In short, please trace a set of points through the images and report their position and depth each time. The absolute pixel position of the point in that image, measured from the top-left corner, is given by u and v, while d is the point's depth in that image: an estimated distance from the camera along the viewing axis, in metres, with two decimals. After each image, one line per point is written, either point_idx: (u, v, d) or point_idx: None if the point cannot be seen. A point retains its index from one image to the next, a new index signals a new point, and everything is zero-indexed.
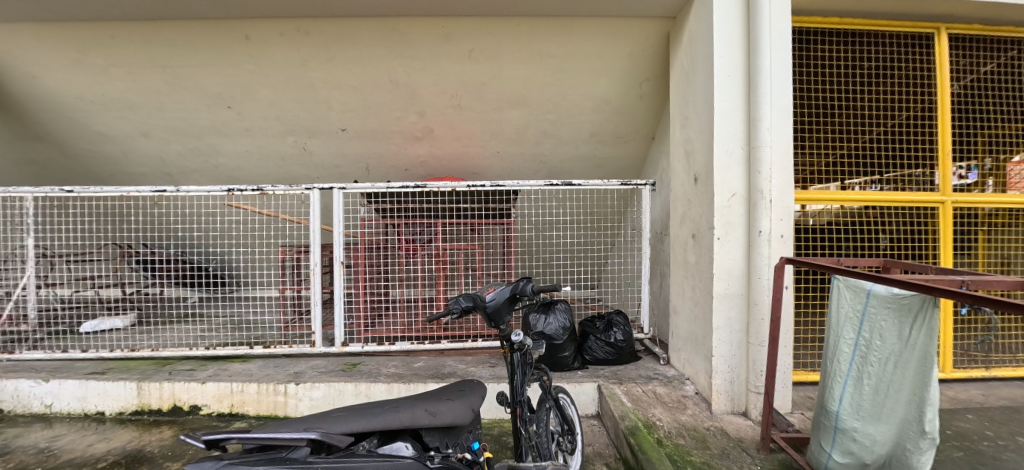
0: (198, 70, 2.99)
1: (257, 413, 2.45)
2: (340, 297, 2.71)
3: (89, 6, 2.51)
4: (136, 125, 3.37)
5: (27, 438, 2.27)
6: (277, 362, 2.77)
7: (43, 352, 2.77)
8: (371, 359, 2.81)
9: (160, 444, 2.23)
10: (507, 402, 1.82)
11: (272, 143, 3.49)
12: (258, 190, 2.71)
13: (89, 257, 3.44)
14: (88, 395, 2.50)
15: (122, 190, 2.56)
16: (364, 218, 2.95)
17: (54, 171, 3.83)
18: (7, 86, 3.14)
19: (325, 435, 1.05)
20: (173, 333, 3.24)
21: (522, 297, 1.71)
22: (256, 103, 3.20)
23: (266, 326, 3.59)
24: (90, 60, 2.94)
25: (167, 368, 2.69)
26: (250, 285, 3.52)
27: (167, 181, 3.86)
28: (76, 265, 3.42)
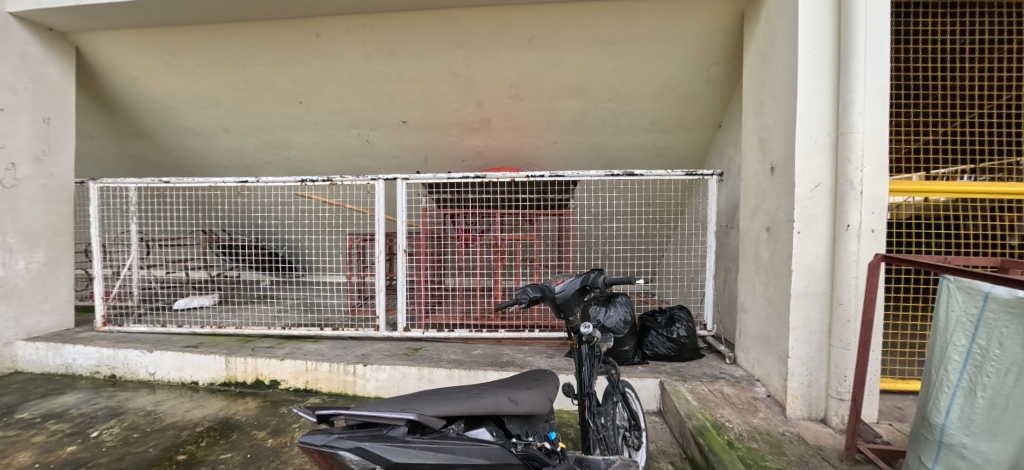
0: (273, 68, 3.17)
1: (328, 390, 2.63)
2: (403, 284, 2.81)
3: (181, 10, 2.73)
4: (218, 120, 3.64)
5: (137, 401, 2.60)
6: (344, 343, 2.94)
7: (146, 326, 3.09)
8: (431, 345, 2.91)
9: (246, 414, 2.49)
10: (573, 394, 1.82)
11: (338, 135, 3.67)
12: (327, 180, 2.83)
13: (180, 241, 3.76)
14: (184, 365, 2.78)
15: (210, 182, 2.81)
16: (426, 208, 3.04)
17: (149, 164, 4.25)
18: (112, 87, 3.49)
19: (423, 417, 1.11)
20: (252, 313, 3.49)
21: (591, 288, 1.70)
22: (324, 98, 3.35)
23: (333, 310, 3.79)
24: (180, 62, 3.21)
25: (250, 344, 2.94)
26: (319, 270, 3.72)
27: (244, 172, 4.17)
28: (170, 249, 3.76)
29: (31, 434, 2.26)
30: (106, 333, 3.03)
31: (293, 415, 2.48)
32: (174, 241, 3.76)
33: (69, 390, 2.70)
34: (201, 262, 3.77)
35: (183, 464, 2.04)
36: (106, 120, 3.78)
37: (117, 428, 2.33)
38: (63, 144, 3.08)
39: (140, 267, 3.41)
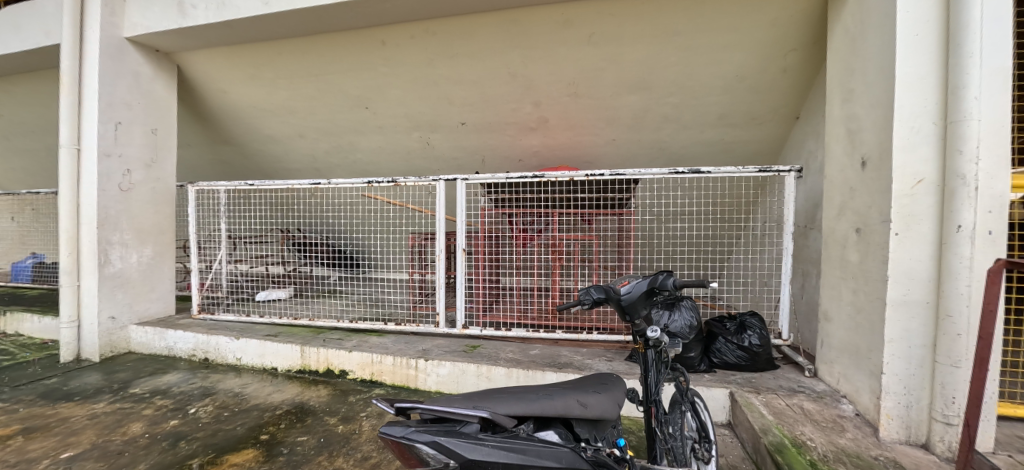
0: (343, 76, 3.37)
1: (392, 383, 2.80)
2: (462, 282, 2.88)
3: (265, 26, 2.98)
4: (294, 127, 3.95)
5: (227, 383, 2.91)
6: (406, 338, 3.10)
7: (233, 315, 3.41)
8: (489, 343, 2.98)
9: (319, 400, 2.69)
10: (639, 400, 1.77)
11: (400, 138, 3.84)
12: (390, 181, 2.99)
13: (262, 239, 4.12)
14: (265, 353, 3.06)
15: (289, 183, 3.07)
16: (483, 208, 3.10)
17: (235, 169, 4.70)
18: (206, 100, 3.89)
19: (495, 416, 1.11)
20: (323, 306, 3.75)
21: (659, 291, 1.63)
22: (388, 103, 3.51)
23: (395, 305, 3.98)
24: (262, 74, 3.50)
25: (321, 335, 3.18)
26: (383, 268, 3.92)
27: (315, 175, 4.49)
28: (254, 246, 4.14)
29: (142, 407, 2.62)
30: (201, 320, 3.39)
31: (360, 404, 2.64)
32: (256, 238, 4.12)
33: (171, 370, 3.06)
34: (279, 258, 4.10)
35: (267, 442, 2.25)
36: (201, 131, 4.23)
37: (211, 406, 2.62)
38: (166, 152, 3.47)
39: (229, 262, 3.78)
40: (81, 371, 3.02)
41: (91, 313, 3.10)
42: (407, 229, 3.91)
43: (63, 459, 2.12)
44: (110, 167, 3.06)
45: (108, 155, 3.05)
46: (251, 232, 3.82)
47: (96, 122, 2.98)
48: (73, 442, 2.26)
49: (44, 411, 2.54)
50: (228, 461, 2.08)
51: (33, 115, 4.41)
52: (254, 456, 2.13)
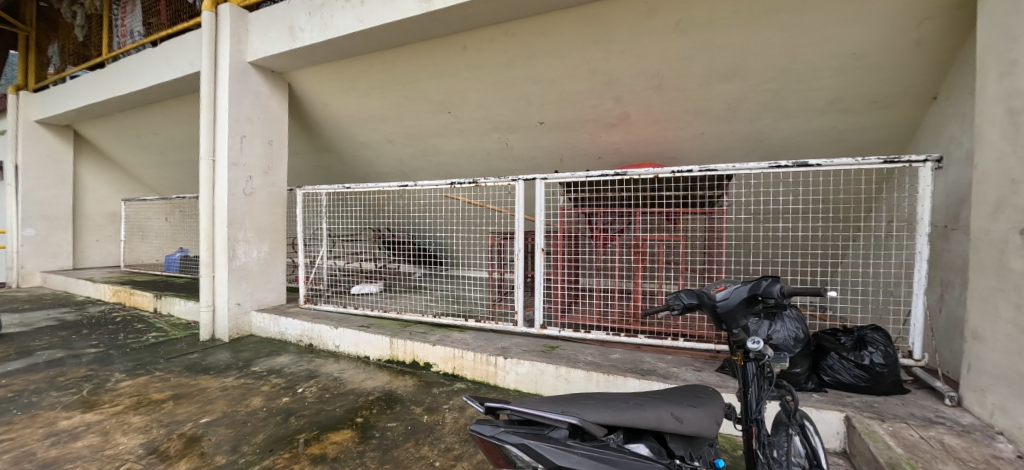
0: (428, 83, 3.60)
1: (473, 378, 2.95)
2: (541, 281, 3.02)
3: (360, 41, 3.27)
4: (384, 134, 4.30)
5: (329, 367, 3.25)
6: (487, 335, 3.29)
7: (332, 305, 3.80)
8: (568, 344, 3.01)
9: (406, 389, 2.90)
10: (736, 418, 1.59)
11: (479, 140, 4.03)
12: (473, 183, 3.33)
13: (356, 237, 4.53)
14: (360, 341, 3.40)
15: (381, 186, 3.40)
16: (563, 207, 3.20)
17: (333, 173, 5.22)
18: (311, 112, 4.35)
19: (584, 423, 1.07)
20: (409, 300, 4.03)
21: (764, 299, 1.47)
22: (469, 106, 3.69)
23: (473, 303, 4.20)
24: (356, 86, 3.83)
25: (407, 328, 3.47)
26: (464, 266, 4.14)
27: (401, 177, 4.84)
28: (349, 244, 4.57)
29: (261, 383, 3.01)
30: (307, 309, 3.81)
31: (443, 396, 2.79)
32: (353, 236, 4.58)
33: (284, 352, 3.48)
34: (371, 255, 4.52)
35: (362, 425, 2.46)
36: (306, 140, 4.75)
37: (315, 387, 2.94)
38: (279, 160, 3.94)
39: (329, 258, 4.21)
40: (216, 349, 3.55)
41: (223, 300, 3.62)
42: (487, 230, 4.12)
43: (203, 423, 2.51)
44: (237, 174, 3.55)
45: (235, 164, 3.54)
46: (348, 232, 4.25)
47: (228, 137, 3.48)
48: (210, 409, 2.68)
49: (190, 381, 3.04)
50: (330, 439, 2.31)
51: (180, 133, 5.28)
52: (351, 437, 2.34)
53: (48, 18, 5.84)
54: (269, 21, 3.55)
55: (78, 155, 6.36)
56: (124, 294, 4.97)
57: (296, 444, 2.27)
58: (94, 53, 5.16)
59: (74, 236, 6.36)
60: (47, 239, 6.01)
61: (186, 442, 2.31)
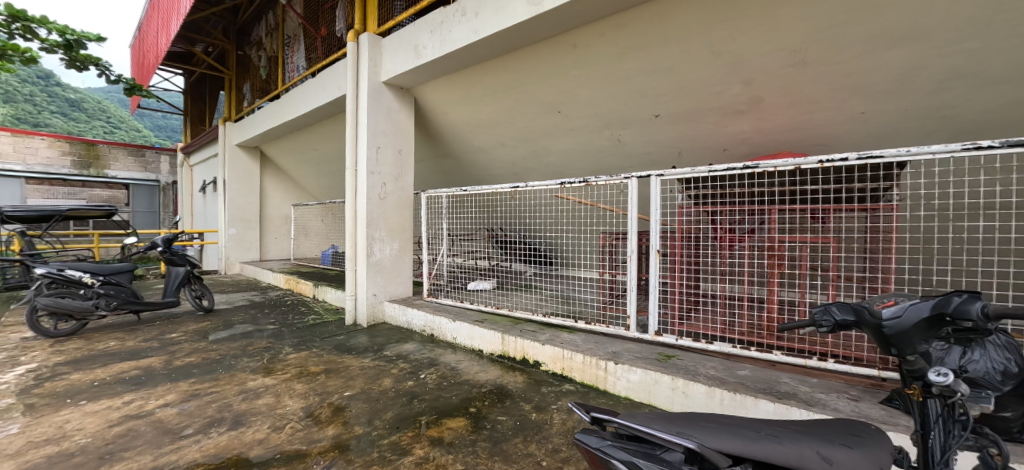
0: (539, 84, 3.80)
1: (581, 381, 2.92)
2: (657, 284, 2.86)
3: (478, 52, 3.56)
4: (499, 138, 4.63)
5: (448, 357, 3.53)
6: (596, 338, 3.23)
7: (451, 300, 4.16)
8: (687, 355, 2.79)
9: (516, 385, 2.98)
10: (908, 465, 1.23)
11: (592, 138, 4.16)
12: (583, 182, 3.31)
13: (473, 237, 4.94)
14: (475, 335, 3.62)
15: (495, 187, 3.64)
16: (681, 204, 3.00)
17: (451, 178, 5.73)
18: (434, 124, 4.82)
19: (703, 448, 0.93)
20: (520, 298, 4.22)
21: (959, 323, 1.05)
22: (580, 103, 3.82)
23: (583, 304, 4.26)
24: (474, 95, 4.17)
25: (518, 326, 3.60)
26: (574, 266, 4.26)
27: (514, 179, 5.20)
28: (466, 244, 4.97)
29: (390, 366, 3.38)
30: (429, 302, 4.21)
31: (552, 396, 2.79)
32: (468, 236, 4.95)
33: (409, 340, 3.87)
34: (485, 254, 4.86)
35: (475, 415, 2.58)
36: (430, 150, 5.30)
37: (435, 375, 3.18)
38: (407, 167, 4.40)
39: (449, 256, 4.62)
40: (357, 332, 4.11)
41: (362, 290, 4.19)
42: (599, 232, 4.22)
43: (345, 397, 2.91)
44: (374, 181, 4.07)
45: (373, 172, 4.06)
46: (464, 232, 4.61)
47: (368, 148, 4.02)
48: (352, 384, 3.09)
49: (336, 359, 3.56)
50: (446, 424, 2.48)
51: (332, 148, 6.25)
52: (464, 425, 2.47)
53: (241, 63, 7.47)
54: (398, 44, 4.01)
55: (264, 171, 7.93)
56: (293, 283, 6.06)
57: (418, 424, 2.49)
58: (271, 87, 6.45)
59: (260, 236, 7.96)
60: (243, 237, 7.65)
61: (333, 411, 2.71)
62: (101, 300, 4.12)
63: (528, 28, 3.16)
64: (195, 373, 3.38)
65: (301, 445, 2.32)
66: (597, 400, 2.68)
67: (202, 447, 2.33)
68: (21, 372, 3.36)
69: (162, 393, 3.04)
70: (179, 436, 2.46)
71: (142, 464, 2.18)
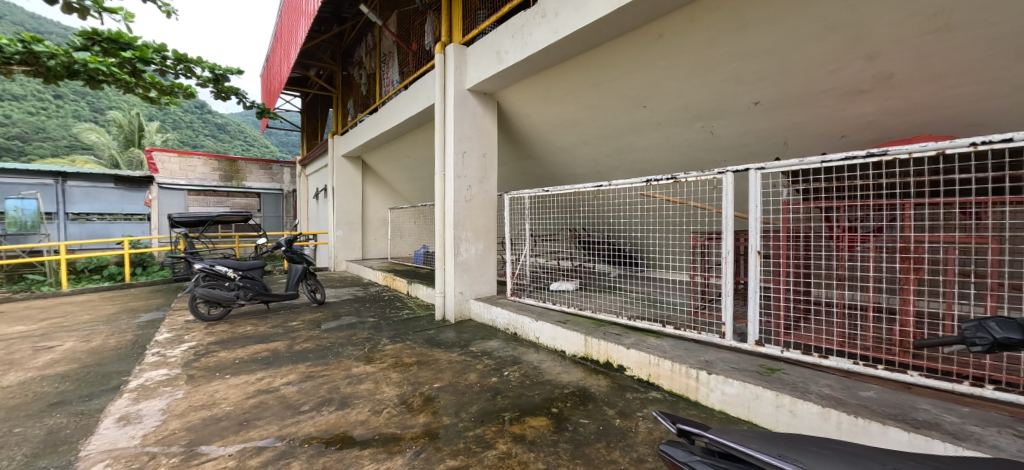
0: (622, 79, 3.70)
1: (670, 389, 2.77)
2: (758, 290, 2.60)
3: (557, 52, 3.56)
4: (581, 138, 4.63)
5: (531, 356, 3.57)
6: (686, 345, 3.04)
7: (534, 300, 4.23)
8: (794, 369, 2.50)
9: (599, 389, 2.91)
10: None
11: (682, 132, 3.98)
12: (671, 179, 3.13)
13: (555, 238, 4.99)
14: (557, 336, 3.62)
15: (577, 187, 3.61)
16: (788, 201, 2.66)
17: (533, 179, 5.87)
18: (516, 126, 4.96)
19: None
20: (605, 300, 4.15)
21: None
22: (667, 95, 3.65)
23: (672, 308, 4.06)
24: (554, 94, 4.19)
25: (601, 328, 3.52)
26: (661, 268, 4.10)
27: (596, 178, 5.17)
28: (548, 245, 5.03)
29: (476, 362, 3.51)
30: (513, 301, 4.34)
31: (637, 403, 2.68)
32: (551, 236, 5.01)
33: (493, 338, 4.01)
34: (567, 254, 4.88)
35: (557, 416, 2.57)
36: (512, 152, 5.48)
37: (518, 373, 3.24)
38: (490, 170, 4.54)
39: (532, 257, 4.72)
40: (445, 328, 4.36)
41: (450, 288, 4.43)
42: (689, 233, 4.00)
43: (435, 388, 3.08)
44: (461, 185, 4.28)
45: (460, 176, 4.27)
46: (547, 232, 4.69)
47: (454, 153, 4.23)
48: (440, 376, 3.27)
49: (427, 352, 3.80)
50: (528, 422, 2.50)
51: (423, 155, 6.72)
52: (547, 424, 2.47)
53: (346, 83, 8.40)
54: (481, 51, 4.17)
55: (366, 179, 8.78)
56: (389, 280, 6.65)
57: (502, 420, 2.55)
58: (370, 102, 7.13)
59: (362, 237, 8.82)
60: (350, 238, 8.57)
61: (424, 400, 2.89)
62: (240, 292, 4.89)
63: (609, 23, 3.09)
64: (309, 357, 3.86)
65: (397, 429, 2.52)
66: (687, 412, 2.52)
67: (316, 422, 2.65)
68: (185, 349, 4.14)
69: (286, 373, 3.51)
70: (298, 411, 2.82)
71: (270, 433, 2.55)
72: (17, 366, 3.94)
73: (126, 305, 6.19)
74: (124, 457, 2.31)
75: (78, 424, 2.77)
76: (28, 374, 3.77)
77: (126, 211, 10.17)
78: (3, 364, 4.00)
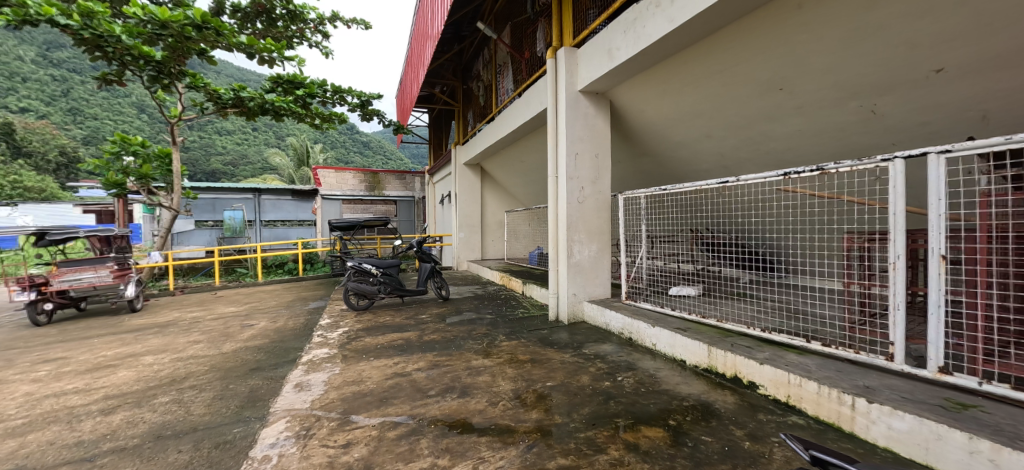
0: (752, 62, 3.38)
1: (816, 416, 2.41)
2: (940, 307, 2.12)
3: (671, 42, 3.40)
4: (703, 130, 4.40)
5: (647, 362, 3.45)
6: (839, 366, 2.61)
7: (650, 305, 4.11)
8: (1000, 408, 1.98)
9: (725, 406, 2.67)
10: None
11: (831, 114, 3.48)
12: (816, 170, 2.71)
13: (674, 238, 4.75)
14: (676, 343, 3.43)
15: (697, 184, 3.36)
16: (989, 193, 2.21)
17: (651, 177, 5.73)
18: (631, 124, 4.90)
19: None
20: (732, 309, 3.83)
21: None
22: (809, 74, 3.24)
23: (822, 320, 3.54)
24: (671, 87, 4.02)
25: (728, 339, 3.22)
26: (806, 274, 3.61)
27: (724, 173, 4.88)
28: (667, 246, 4.81)
29: (589, 364, 3.51)
30: (628, 305, 4.30)
31: (771, 427, 2.38)
32: (670, 238, 4.76)
33: (607, 341, 3.97)
34: (688, 256, 4.61)
35: (675, 429, 2.43)
36: (627, 149, 5.41)
37: (633, 379, 3.15)
38: (604, 171, 4.56)
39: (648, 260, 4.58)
40: (558, 328, 4.47)
41: (564, 289, 4.57)
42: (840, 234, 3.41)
43: (547, 386, 3.17)
44: (573, 186, 4.40)
45: (572, 178, 4.39)
46: (665, 233, 4.51)
47: (567, 155, 4.37)
48: (553, 375, 3.36)
49: (540, 351, 3.93)
50: (643, 432, 2.42)
51: (536, 158, 6.98)
52: (663, 437, 2.36)
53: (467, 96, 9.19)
54: (593, 52, 4.17)
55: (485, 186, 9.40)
56: (505, 279, 7.06)
57: (615, 425, 2.51)
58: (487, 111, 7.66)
59: (482, 239, 9.47)
60: (470, 240, 9.31)
61: (536, 397, 2.99)
62: (381, 287, 5.74)
63: (734, 5, 2.86)
64: (435, 347, 4.30)
65: (511, 422, 2.66)
66: (837, 444, 2.16)
67: (440, 407, 2.94)
68: (340, 333, 4.98)
69: (417, 360, 3.98)
70: (426, 395, 3.17)
71: (403, 411, 2.92)
72: (232, 337, 5.22)
73: (300, 294, 7.72)
74: (299, 416, 2.89)
75: (267, 387, 3.59)
76: (238, 344, 4.95)
77: (299, 218, 12.68)
78: (224, 336, 5.34)
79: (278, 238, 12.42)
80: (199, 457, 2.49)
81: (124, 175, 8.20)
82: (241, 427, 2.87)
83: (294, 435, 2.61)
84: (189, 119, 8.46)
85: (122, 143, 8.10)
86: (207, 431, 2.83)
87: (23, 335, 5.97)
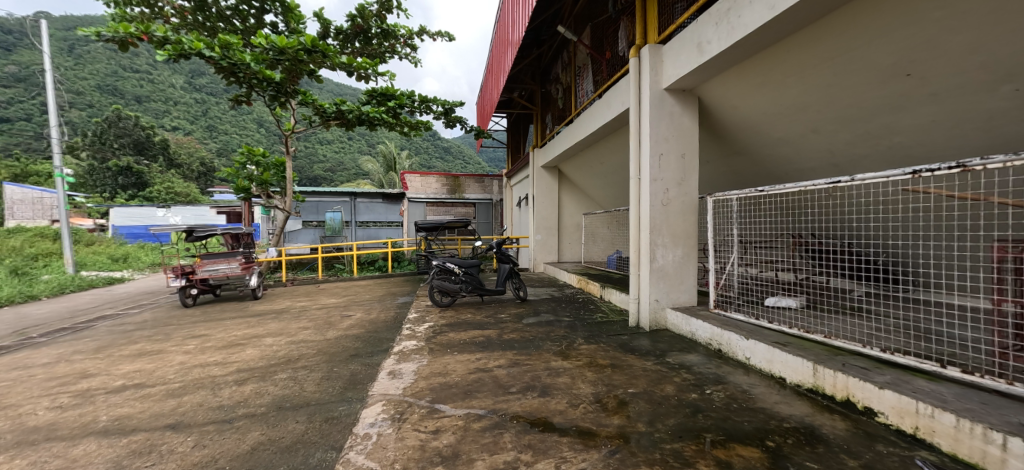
0: (871, 46, 3.03)
1: (953, 454, 2.12)
2: None
3: (771, 31, 3.17)
4: (808, 125, 4.03)
5: (739, 377, 3.28)
6: (984, 398, 2.27)
7: (743, 315, 3.89)
8: None
9: (833, 432, 2.46)
10: None
11: (975, 102, 2.99)
12: (957, 167, 2.35)
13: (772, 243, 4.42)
14: (774, 358, 3.22)
15: (802, 184, 3.09)
16: None
17: (745, 176, 5.37)
18: (722, 120, 4.65)
19: None
20: (843, 326, 3.46)
21: None
22: (946, 57, 2.82)
23: (961, 344, 3.06)
24: (771, 78, 3.75)
25: (839, 358, 2.94)
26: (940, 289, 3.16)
27: (834, 170, 4.41)
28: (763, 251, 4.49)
29: (673, 374, 3.42)
30: (716, 314, 4.10)
31: (893, 460, 2.15)
32: (766, 243, 4.43)
33: (693, 351, 3.84)
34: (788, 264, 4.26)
35: (773, 451, 2.30)
36: (718, 147, 5.13)
37: (723, 394, 3.02)
38: (691, 172, 4.37)
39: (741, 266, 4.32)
40: (640, 335, 4.40)
41: (646, 295, 4.48)
42: (986, 243, 2.95)
43: (629, 393, 3.15)
44: (656, 188, 4.28)
45: (655, 179, 4.28)
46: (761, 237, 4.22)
47: (650, 155, 4.26)
48: (635, 382, 3.34)
49: (620, 357, 3.90)
50: (736, 450, 2.32)
51: (615, 159, 6.87)
52: (760, 458, 2.25)
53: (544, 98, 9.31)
54: (680, 48, 4.03)
55: (562, 187, 9.47)
56: (583, 282, 7.07)
57: (703, 440, 2.44)
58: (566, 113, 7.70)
59: (558, 240, 9.54)
60: (547, 242, 9.45)
61: (617, 403, 3.00)
62: (463, 285, 6.10)
63: None
64: (515, 346, 4.48)
65: (592, 425, 2.71)
66: None
67: (522, 404, 3.09)
68: (427, 327, 5.40)
69: (498, 357, 4.19)
70: (508, 391, 3.34)
71: (486, 405, 3.11)
72: (334, 326, 5.91)
73: (389, 289, 8.46)
74: (393, 401, 3.22)
75: (365, 373, 4.04)
76: (339, 332, 5.59)
77: (390, 220, 13.84)
78: (327, 324, 6.06)
79: (370, 237, 13.70)
80: (313, 428, 2.91)
81: (249, 181, 9.63)
82: (346, 406, 3.27)
83: (389, 418, 2.92)
84: (300, 131, 9.66)
85: (247, 154, 9.45)
86: (318, 406, 3.27)
87: (175, 315, 7.31)
